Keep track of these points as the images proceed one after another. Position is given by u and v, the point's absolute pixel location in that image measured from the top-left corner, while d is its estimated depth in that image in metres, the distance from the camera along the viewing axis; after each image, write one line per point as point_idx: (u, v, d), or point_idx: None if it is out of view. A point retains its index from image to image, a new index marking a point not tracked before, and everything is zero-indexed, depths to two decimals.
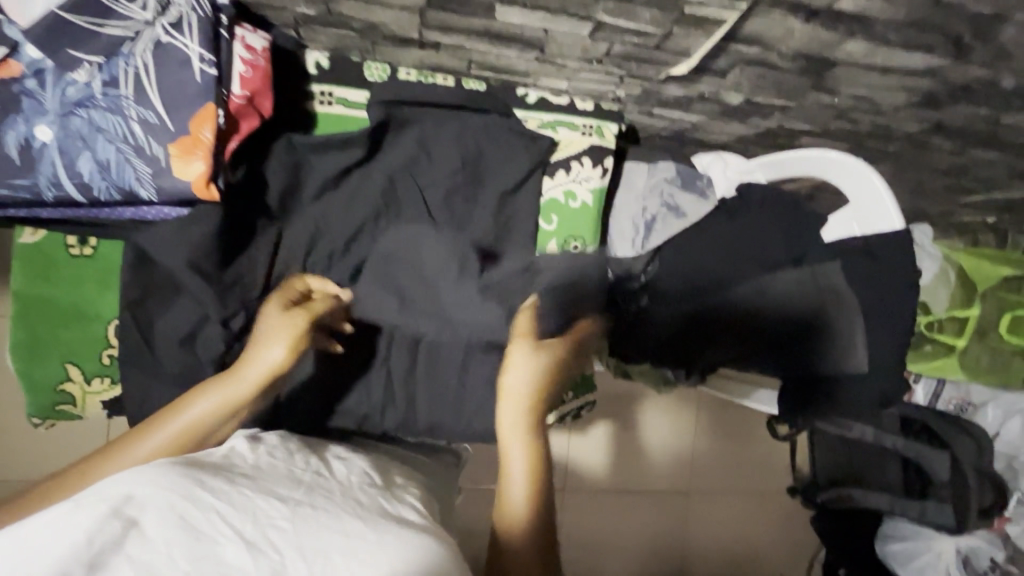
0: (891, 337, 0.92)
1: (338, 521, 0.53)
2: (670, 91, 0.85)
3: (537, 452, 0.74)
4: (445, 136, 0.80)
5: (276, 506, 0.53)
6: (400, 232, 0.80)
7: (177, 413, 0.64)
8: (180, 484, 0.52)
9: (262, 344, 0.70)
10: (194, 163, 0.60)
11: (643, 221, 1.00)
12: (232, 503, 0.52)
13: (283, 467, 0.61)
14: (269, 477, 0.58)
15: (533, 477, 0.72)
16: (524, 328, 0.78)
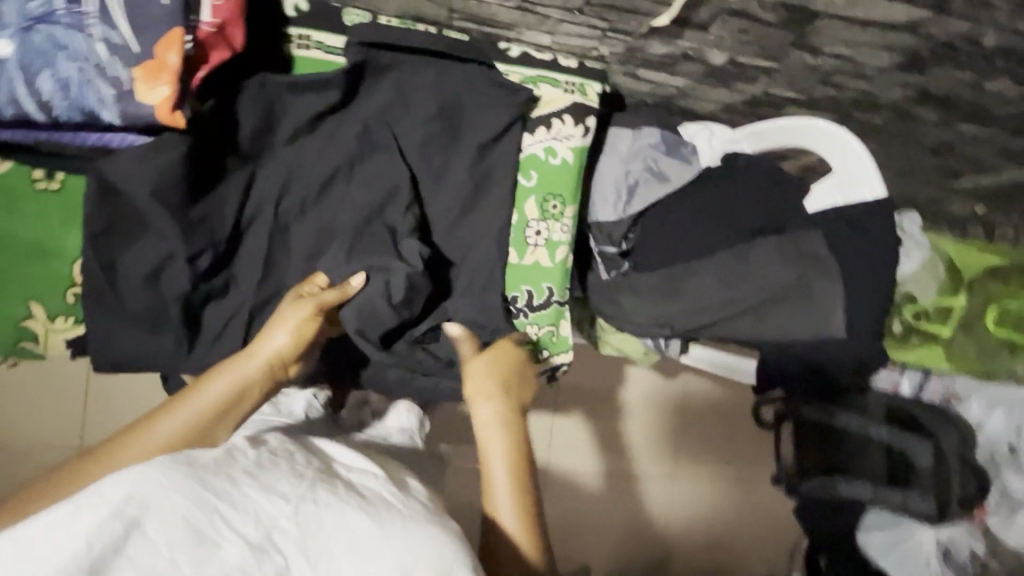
0: (870, 306, 0.92)
1: (345, 520, 0.52)
2: (653, 47, 0.85)
3: (518, 457, 0.77)
4: (422, 84, 0.80)
5: (280, 505, 0.51)
6: (375, 180, 0.79)
7: (190, 398, 0.67)
8: (179, 485, 0.48)
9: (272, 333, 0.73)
10: (160, 87, 0.60)
11: (626, 186, 0.99)
12: (237, 503, 0.50)
13: (283, 460, 0.57)
14: (273, 471, 0.55)
15: (519, 488, 0.75)
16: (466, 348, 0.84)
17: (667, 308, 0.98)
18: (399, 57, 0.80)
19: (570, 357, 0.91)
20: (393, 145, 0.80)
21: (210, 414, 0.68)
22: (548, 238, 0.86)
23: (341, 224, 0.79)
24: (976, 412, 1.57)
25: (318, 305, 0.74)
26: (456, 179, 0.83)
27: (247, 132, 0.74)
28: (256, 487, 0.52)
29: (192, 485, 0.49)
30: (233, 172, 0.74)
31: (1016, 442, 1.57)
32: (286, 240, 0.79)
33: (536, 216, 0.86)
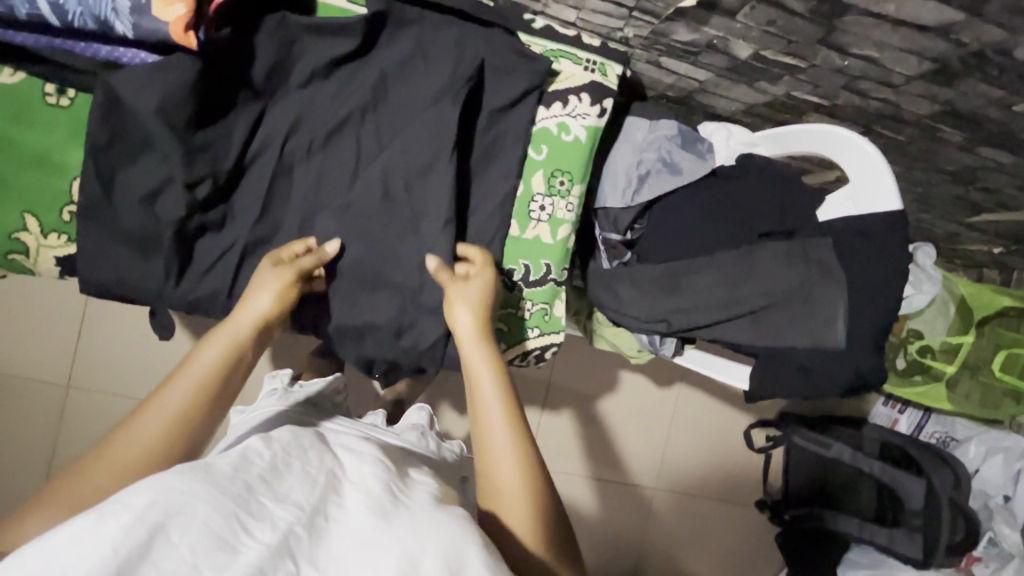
0: (875, 322, 0.89)
1: (355, 527, 0.49)
2: (679, 34, 0.83)
3: (509, 402, 0.68)
4: (443, 41, 0.79)
5: (293, 513, 0.47)
6: (382, 133, 0.79)
7: (185, 369, 0.63)
8: (203, 488, 0.44)
9: (254, 300, 0.70)
10: (175, 5, 0.59)
11: (637, 174, 0.97)
12: (255, 511, 0.45)
13: (295, 462, 0.53)
14: (285, 477, 0.51)
15: (513, 433, 0.66)
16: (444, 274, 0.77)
17: (664, 300, 0.97)
18: (425, 14, 0.78)
19: (560, 339, 0.90)
20: (405, 103, 0.79)
21: (214, 382, 0.63)
22: (551, 215, 0.86)
23: (347, 172, 0.79)
24: (972, 456, 1.60)
25: (297, 271, 0.73)
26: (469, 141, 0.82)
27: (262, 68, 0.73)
28: (272, 498, 0.48)
29: (214, 492, 0.44)
30: (244, 105, 0.73)
31: (1012, 494, 1.54)
32: (290, 182, 0.78)
33: (542, 190, 0.86)
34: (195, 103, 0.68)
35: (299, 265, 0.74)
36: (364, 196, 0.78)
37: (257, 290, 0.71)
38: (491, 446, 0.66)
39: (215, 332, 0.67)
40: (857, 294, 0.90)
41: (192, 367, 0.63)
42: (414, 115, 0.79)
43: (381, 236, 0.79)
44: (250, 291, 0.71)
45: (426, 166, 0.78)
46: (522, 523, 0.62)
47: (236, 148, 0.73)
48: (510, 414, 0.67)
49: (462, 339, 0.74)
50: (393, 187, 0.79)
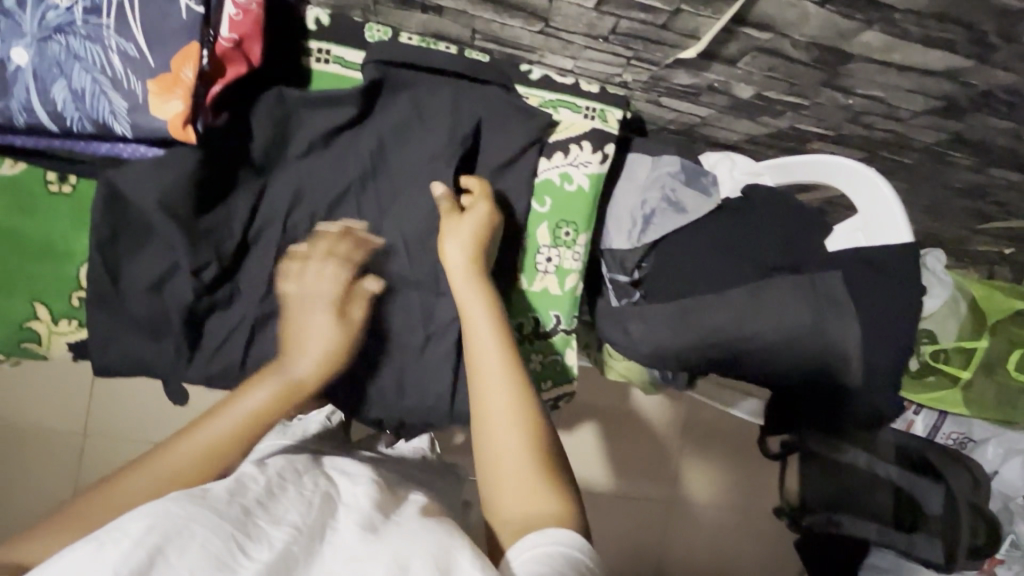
0: (892, 356, 0.89)
1: (358, 541, 0.49)
2: (679, 78, 0.81)
3: (509, 358, 0.65)
4: (440, 102, 0.79)
5: (288, 533, 0.48)
6: (384, 198, 0.79)
7: (231, 408, 0.63)
8: (200, 513, 0.46)
9: (310, 347, 0.67)
10: (173, 102, 0.58)
11: (642, 214, 0.97)
12: (251, 533, 0.47)
13: (290, 487, 0.55)
14: (278, 502, 0.52)
15: (506, 365, 0.65)
16: (447, 206, 0.76)
17: (675, 337, 0.95)
18: (419, 76, 0.78)
19: (574, 388, 0.90)
20: (406, 167, 0.78)
21: (256, 431, 0.63)
22: (558, 266, 0.86)
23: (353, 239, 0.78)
24: (990, 458, 1.58)
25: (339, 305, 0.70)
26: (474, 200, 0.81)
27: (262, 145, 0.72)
28: (270, 522, 0.49)
29: (210, 517, 0.46)
30: (246, 183, 0.73)
31: None
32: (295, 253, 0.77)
33: (547, 242, 0.85)
34: (196, 189, 0.67)
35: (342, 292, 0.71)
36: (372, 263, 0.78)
37: (300, 322, 0.69)
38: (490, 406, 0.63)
39: (266, 377, 0.65)
40: (874, 326, 0.89)
41: (238, 404, 0.63)
42: (415, 177, 0.78)
43: (389, 302, 0.78)
44: (292, 321, 0.69)
45: (430, 228, 0.78)
46: (522, 495, 0.59)
47: (242, 227, 0.73)
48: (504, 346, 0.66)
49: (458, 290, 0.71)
50: (399, 253, 0.78)
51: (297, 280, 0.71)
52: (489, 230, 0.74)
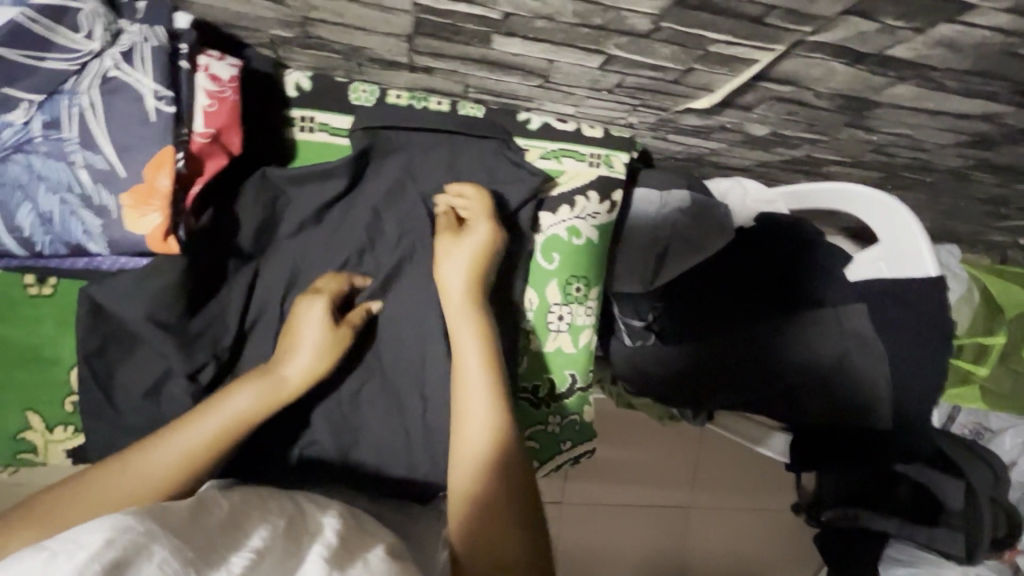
0: (912, 388, 0.88)
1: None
2: (688, 120, 0.76)
3: (490, 369, 0.65)
4: (435, 165, 0.75)
5: (249, 556, 0.42)
6: (379, 270, 0.73)
7: (218, 405, 0.60)
8: (161, 533, 0.40)
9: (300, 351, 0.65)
10: (150, 215, 0.54)
11: (653, 255, 0.92)
12: (215, 560, 0.40)
13: (254, 511, 0.49)
14: (239, 525, 0.46)
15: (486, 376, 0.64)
16: (443, 224, 0.72)
17: (694, 380, 0.94)
18: (389, 138, 0.73)
19: (593, 445, 0.87)
20: (403, 237, 0.74)
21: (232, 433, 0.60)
22: (571, 323, 0.82)
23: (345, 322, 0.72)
24: (1009, 448, 1.51)
25: (331, 300, 0.68)
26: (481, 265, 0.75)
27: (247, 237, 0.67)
28: (237, 548, 0.43)
29: (172, 541, 0.40)
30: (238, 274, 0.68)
31: None
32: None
33: (558, 300, 0.81)
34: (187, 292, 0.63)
35: (337, 292, 0.69)
36: (373, 344, 0.73)
37: (301, 324, 0.67)
38: (465, 401, 0.64)
39: (255, 378, 0.62)
40: (893, 359, 0.87)
41: (223, 404, 0.60)
42: (414, 248, 0.74)
43: (394, 382, 0.73)
44: (295, 328, 0.67)
45: (435, 304, 0.72)
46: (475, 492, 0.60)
47: (223, 315, 0.67)
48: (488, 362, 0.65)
49: (447, 295, 0.69)
50: (407, 330, 0.73)
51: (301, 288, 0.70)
52: (492, 253, 0.71)
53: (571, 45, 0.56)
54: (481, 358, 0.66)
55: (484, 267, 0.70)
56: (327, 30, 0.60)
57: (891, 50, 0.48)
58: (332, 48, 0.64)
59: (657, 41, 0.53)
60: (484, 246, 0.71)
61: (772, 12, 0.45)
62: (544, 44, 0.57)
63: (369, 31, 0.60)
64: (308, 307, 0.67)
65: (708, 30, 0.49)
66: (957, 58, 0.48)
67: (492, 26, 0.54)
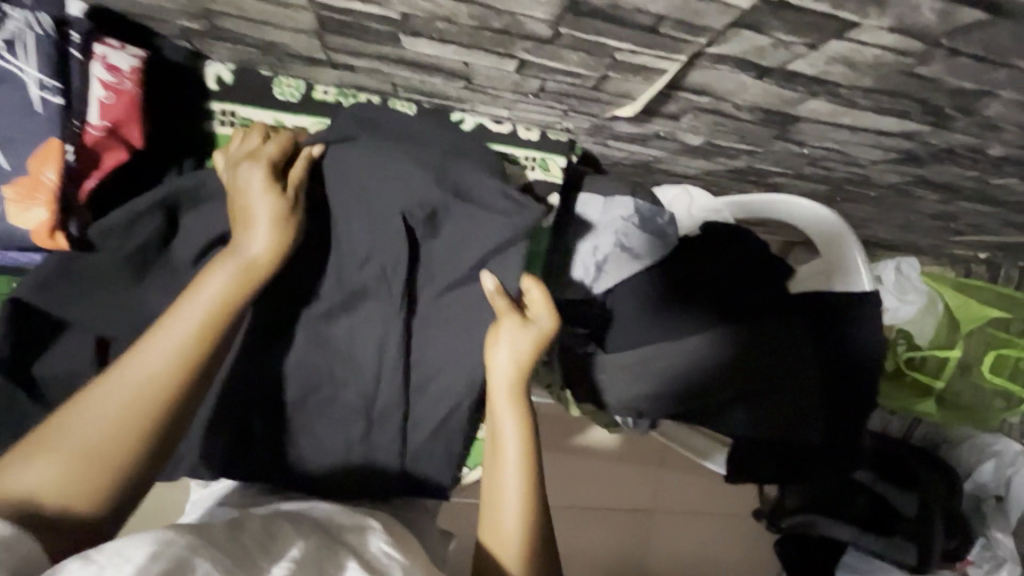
0: (840, 401, 0.90)
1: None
2: (622, 127, 0.74)
3: (528, 465, 0.67)
4: (362, 158, 0.68)
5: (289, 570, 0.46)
6: (289, 274, 0.69)
7: (193, 290, 0.56)
8: (202, 545, 0.44)
9: (256, 213, 0.60)
10: (35, 209, 0.52)
11: (595, 262, 0.91)
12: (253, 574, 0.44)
13: (288, 528, 0.53)
14: (277, 544, 0.50)
15: (525, 474, 0.67)
16: (505, 304, 0.68)
17: (639, 390, 0.90)
18: (360, 154, 0.68)
19: None
20: (341, 241, 0.69)
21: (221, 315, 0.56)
22: None
23: (280, 326, 0.69)
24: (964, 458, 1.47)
25: (271, 163, 0.62)
26: (455, 296, 0.71)
27: (177, 242, 0.63)
28: (272, 561, 0.47)
29: (211, 554, 0.43)
30: (186, 270, 0.62)
31: (1005, 494, 1.42)
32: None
33: None
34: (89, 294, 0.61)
35: (275, 155, 0.63)
36: (328, 354, 0.70)
37: (246, 191, 0.61)
38: (501, 492, 0.66)
39: (222, 257, 0.58)
40: (830, 394, 0.91)
41: (197, 290, 0.56)
42: (388, 268, 0.69)
43: (309, 390, 0.70)
44: (240, 198, 0.61)
45: (361, 313, 0.69)
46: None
47: (121, 311, 0.61)
48: (528, 457, 0.67)
49: (495, 383, 0.69)
50: (363, 350, 0.69)
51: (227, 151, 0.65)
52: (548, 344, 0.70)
53: (480, 48, 0.55)
54: (520, 454, 0.67)
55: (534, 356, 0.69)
56: (236, 24, 0.58)
57: (792, 65, 0.47)
58: (246, 42, 0.62)
59: (563, 47, 0.52)
60: (540, 337, 0.69)
61: (664, 21, 0.44)
62: (453, 47, 0.55)
63: (276, 26, 0.58)
64: (247, 169, 0.61)
65: (607, 38, 0.48)
66: (858, 75, 0.47)
67: (395, 26, 0.53)
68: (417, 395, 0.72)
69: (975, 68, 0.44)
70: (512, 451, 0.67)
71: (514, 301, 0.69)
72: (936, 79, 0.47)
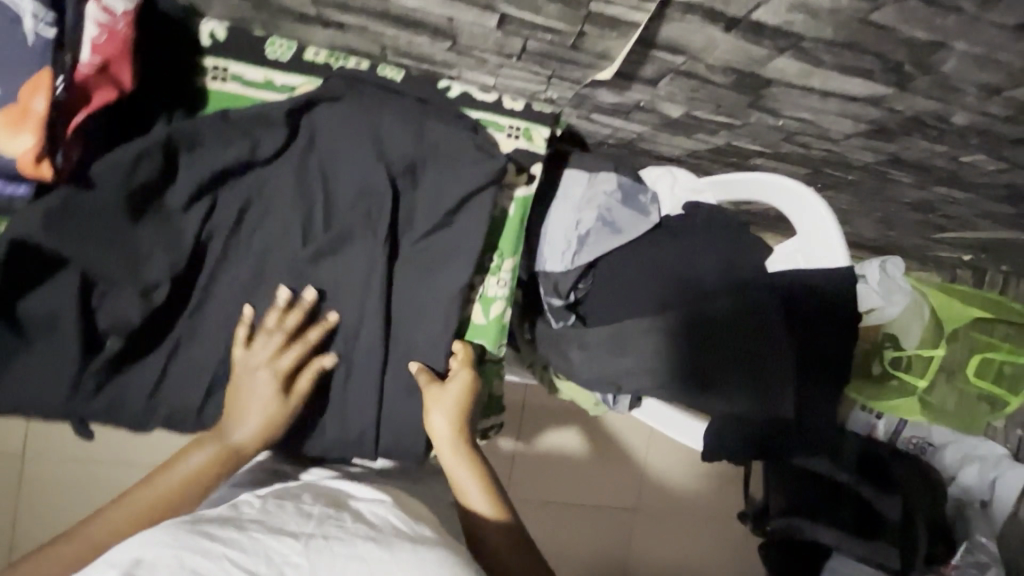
0: (813, 377, 0.91)
1: (354, 548, 0.54)
2: (603, 96, 0.77)
3: (496, 500, 0.77)
4: (350, 117, 0.72)
5: (285, 544, 0.53)
6: (277, 225, 0.73)
7: (184, 465, 0.69)
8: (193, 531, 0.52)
9: (258, 388, 0.71)
10: (22, 136, 0.53)
11: (576, 235, 0.93)
12: (246, 547, 0.51)
13: (290, 505, 0.60)
14: (279, 517, 0.57)
15: (496, 510, 0.77)
16: (426, 380, 0.77)
17: (614, 364, 0.92)
18: (339, 110, 0.72)
19: (502, 417, 0.91)
20: (331, 195, 0.74)
21: (203, 478, 0.69)
22: (482, 294, 0.83)
23: (271, 275, 0.74)
24: (949, 461, 1.47)
25: (275, 334, 0.72)
26: (432, 244, 0.78)
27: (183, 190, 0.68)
28: (263, 530, 0.54)
29: (201, 538, 0.51)
30: (181, 214, 0.69)
31: (989, 499, 1.43)
32: (211, 290, 0.73)
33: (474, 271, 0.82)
34: (89, 234, 0.64)
35: (277, 326, 0.73)
36: (316, 298, 0.76)
37: (247, 383, 0.71)
38: (483, 534, 0.76)
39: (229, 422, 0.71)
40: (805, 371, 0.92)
41: (176, 467, 0.69)
42: (372, 218, 0.74)
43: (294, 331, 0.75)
44: (241, 393, 0.71)
45: (353, 262, 0.75)
46: None
47: (125, 249, 0.66)
48: (493, 496, 0.77)
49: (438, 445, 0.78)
50: (346, 294, 0.76)
51: (247, 348, 0.72)
52: (477, 393, 0.79)
53: None
54: (486, 496, 0.77)
55: (467, 406, 0.78)
56: None
57: (756, 14, 0.51)
58: None
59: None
60: (466, 391, 0.78)
61: None
62: None
63: None
64: (251, 350, 0.72)
65: None
66: (819, 27, 0.51)
67: None
68: (397, 339, 0.79)
69: (924, 15, 0.48)
70: (479, 499, 0.77)
71: (433, 372, 0.78)
72: (896, 28, 0.50)
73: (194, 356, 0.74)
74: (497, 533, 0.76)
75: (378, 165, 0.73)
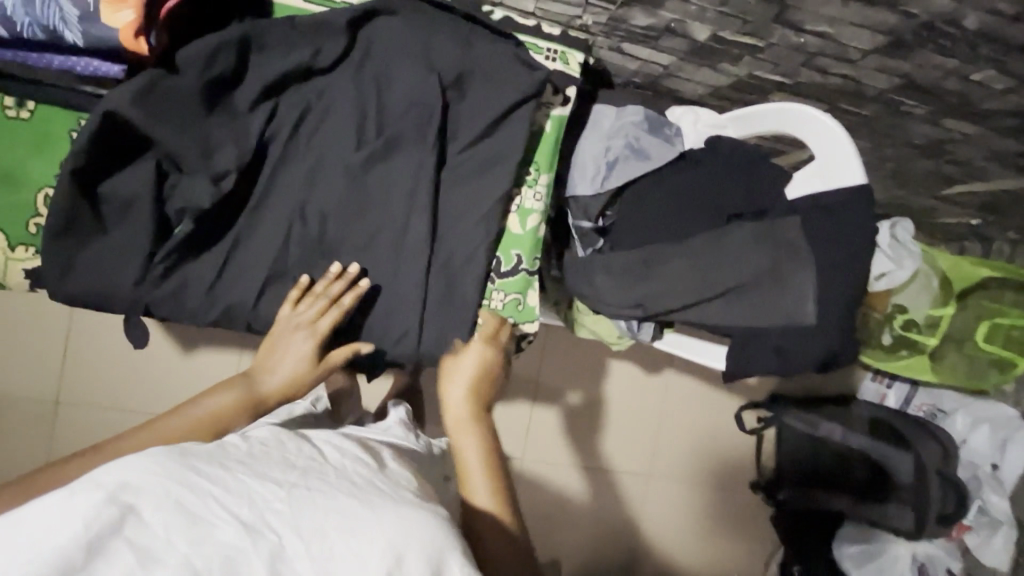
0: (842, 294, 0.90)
1: (336, 501, 0.50)
2: (637, 18, 0.87)
3: (492, 464, 0.77)
4: (406, 28, 0.78)
5: (271, 490, 0.48)
6: (334, 128, 0.78)
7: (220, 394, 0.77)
8: (175, 472, 0.46)
9: (297, 343, 0.80)
10: (124, 11, 0.66)
11: (606, 162, 0.98)
12: (229, 487, 0.47)
13: (275, 450, 0.54)
14: (264, 459, 0.52)
15: (490, 471, 0.76)
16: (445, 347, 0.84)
17: (638, 286, 0.96)
18: (395, 24, 0.78)
19: (535, 327, 0.90)
20: (385, 100, 0.79)
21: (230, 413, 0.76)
22: (519, 206, 0.87)
23: (325, 174, 0.79)
24: (959, 427, 1.44)
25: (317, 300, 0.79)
26: (477, 152, 0.83)
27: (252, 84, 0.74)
28: (250, 474, 0.49)
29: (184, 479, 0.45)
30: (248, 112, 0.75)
31: (999, 462, 1.40)
32: (271, 188, 0.78)
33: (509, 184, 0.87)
34: (168, 118, 0.71)
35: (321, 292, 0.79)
36: (366, 200, 0.80)
37: (285, 338, 0.80)
38: (474, 492, 0.75)
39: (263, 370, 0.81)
40: None
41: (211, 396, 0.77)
42: (423, 124, 0.79)
43: (347, 229, 0.80)
44: (279, 345, 0.81)
45: (403, 163, 0.80)
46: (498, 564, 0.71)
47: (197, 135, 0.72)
48: (492, 459, 0.78)
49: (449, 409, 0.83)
50: (395, 196, 0.80)
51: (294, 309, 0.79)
52: (495, 363, 0.86)
53: None
54: (485, 457, 0.78)
55: (484, 372, 0.85)
56: None
57: None
58: None
59: None
60: (485, 359, 0.85)
61: None
62: None
63: None
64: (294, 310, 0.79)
65: None
66: None
67: None
68: (442, 243, 0.83)
69: None
70: (477, 460, 0.77)
71: None
72: None
73: (250, 248, 0.79)
74: (487, 493, 0.75)
75: (431, 73, 0.79)
